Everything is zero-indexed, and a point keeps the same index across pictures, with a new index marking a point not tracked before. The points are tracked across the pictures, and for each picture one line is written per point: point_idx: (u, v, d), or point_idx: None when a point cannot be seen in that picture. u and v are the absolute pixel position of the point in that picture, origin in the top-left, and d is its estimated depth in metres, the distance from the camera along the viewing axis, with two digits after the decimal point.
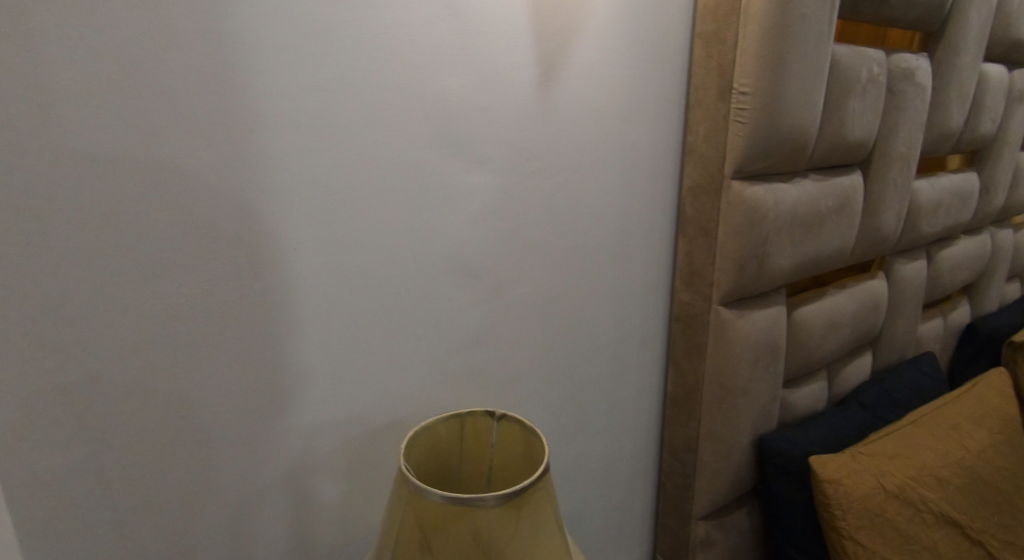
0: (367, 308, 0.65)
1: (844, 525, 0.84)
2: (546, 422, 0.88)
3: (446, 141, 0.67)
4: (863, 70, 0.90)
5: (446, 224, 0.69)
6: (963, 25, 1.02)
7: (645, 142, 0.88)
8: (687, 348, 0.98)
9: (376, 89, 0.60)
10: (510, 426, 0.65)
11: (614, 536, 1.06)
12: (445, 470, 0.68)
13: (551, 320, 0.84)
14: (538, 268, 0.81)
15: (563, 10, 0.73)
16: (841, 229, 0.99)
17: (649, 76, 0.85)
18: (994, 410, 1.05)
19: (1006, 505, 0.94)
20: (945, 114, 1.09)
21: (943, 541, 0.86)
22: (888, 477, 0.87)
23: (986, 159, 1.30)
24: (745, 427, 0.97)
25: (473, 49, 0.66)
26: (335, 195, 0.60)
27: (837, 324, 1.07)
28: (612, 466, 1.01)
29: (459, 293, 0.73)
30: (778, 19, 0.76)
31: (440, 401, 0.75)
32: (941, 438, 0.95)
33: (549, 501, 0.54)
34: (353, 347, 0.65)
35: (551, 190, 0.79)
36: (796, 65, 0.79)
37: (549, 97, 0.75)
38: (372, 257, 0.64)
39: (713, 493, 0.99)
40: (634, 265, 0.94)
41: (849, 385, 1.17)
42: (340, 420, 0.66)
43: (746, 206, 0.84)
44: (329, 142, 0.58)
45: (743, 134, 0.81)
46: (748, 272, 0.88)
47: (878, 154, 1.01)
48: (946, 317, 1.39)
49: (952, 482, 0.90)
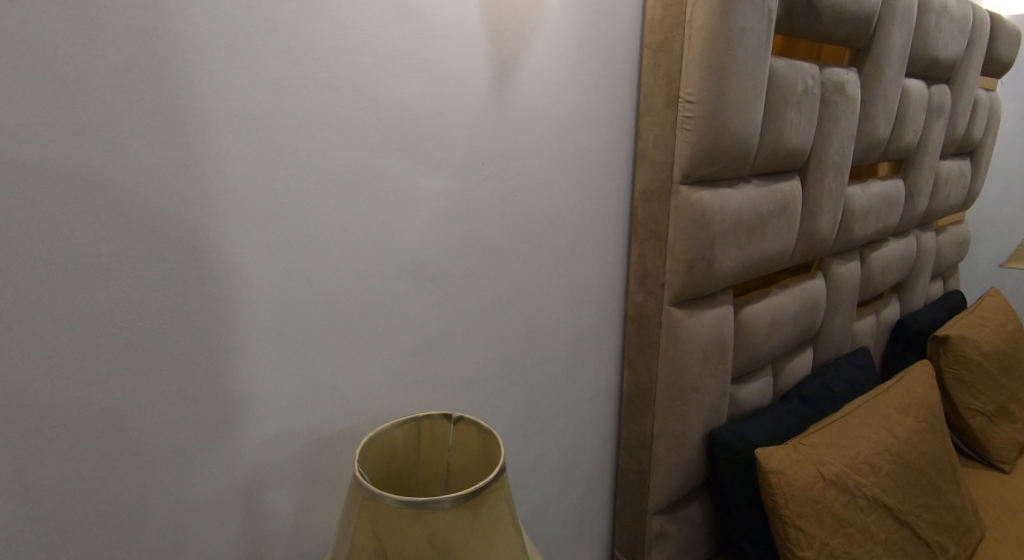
0: (321, 312, 0.64)
1: (787, 512, 0.88)
2: (505, 422, 0.89)
3: (400, 143, 0.66)
4: (799, 83, 0.96)
5: (401, 227, 0.69)
6: (887, 43, 1.10)
7: (598, 146, 0.91)
8: (642, 347, 1.01)
9: (327, 91, 0.59)
10: (467, 428, 0.65)
11: (573, 534, 1.07)
12: (401, 475, 0.67)
13: (509, 322, 0.85)
14: (496, 270, 0.81)
15: (516, 17, 0.74)
16: (782, 232, 1.04)
17: (602, 82, 0.88)
18: (920, 399, 1.13)
19: (931, 488, 1.01)
20: (872, 125, 1.17)
21: (875, 524, 0.92)
22: (825, 465, 0.92)
23: (911, 167, 1.40)
24: (696, 423, 1.00)
25: (427, 53, 0.67)
26: (286, 197, 0.59)
27: (780, 321, 1.13)
28: (570, 464, 1.02)
29: (415, 295, 0.73)
30: (720, 31, 0.79)
31: (397, 404, 0.74)
32: (872, 427, 1.02)
33: (505, 499, 0.55)
34: (306, 351, 0.64)
35: (507, 194, 0.80)
36: (738, 76, 0.83)
37: (503, 101, 0.76)
38: (325, 260, 0.63)
39: (667, 489, 1.02)
40: (590, 266, 0.96)
41: (791, 380, 1.23)
42: (295, 427, 0.65)
43: (694, 210, 0.88)
44: (279, 142, 0.57)
45: (690, 140, 0.84)
46: (697, 273, 0.91)
47: (814, 161, 1.07)
48: (878, 314, 1.49)
49: (883, 468, 0.97)
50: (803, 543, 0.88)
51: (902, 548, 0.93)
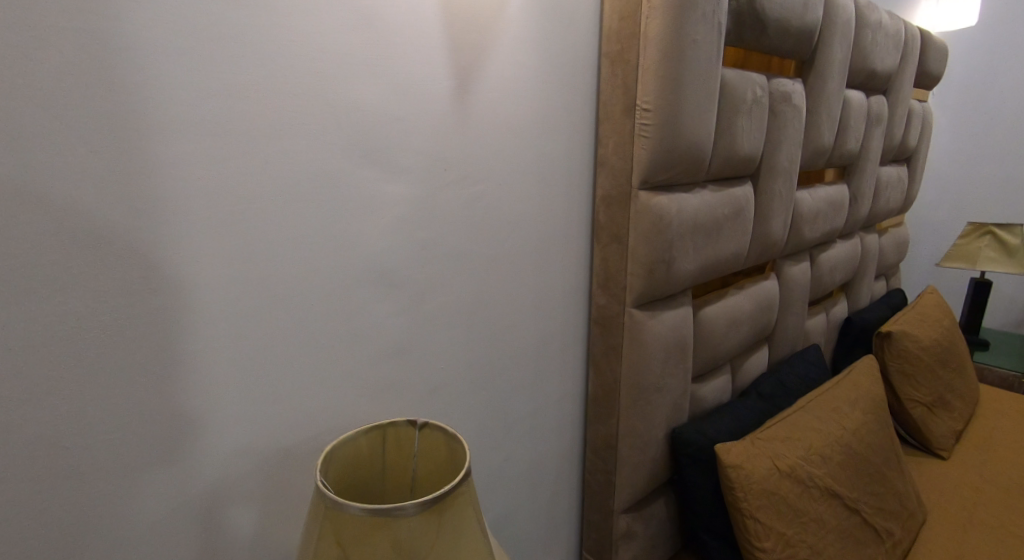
0: (280, 321, 0.63)
1: (746, 505, 0.91)
2: (471, 427, 0.89)
3: (361, 149, 0.66)
4: (748, 92, 1.00)
5: (363, 234, 0.69)
6: (828, 56, 1.16)
7: (560, 152, 0.93)
8: (605, 349, 1.03)
9: (284, 97, 0.59)
10: (433, 433, 0.65)
11: (542, 537, 1.08)
12: (366, 485, 0.66)
13: (474, 327, 0.86)
14: (460, 276, 0.82)
15: (475, 25, 0.75)
16: (736, 235, 1.08)
17: (562, 89, 0.90)
18: (866, 392, 1.19)
19: (877, 476, 1.07)
20: (817, 132, 1.23)
21: (827, 513, 0.96)
22: (780, 458, 0.96)
23: (854, 172, 1.48)
24: (659, 422, 1.03)
25: (387, 59, 0.67)
26: (242, 204, 0.57)
27: (737, 321, 1.17)
28: (537, 467, 1.03)
29: (379, 302, 0.72)
30: (673, 42, 0.82)
31: (362, 412, 0.74)
32: (823, 420, 1.07)
33: (472, 503, 0.55)
34: (265, 361, 0.63)
35: (470, 200, 0.80)
36: (691, 85, 0.86)
37: (465, 109, 0.77)
38: (285, 268, 0.62)
39: (633, 488, 1.03)
40: (554, 270, 0.97)
41: (748, 378, 1.27)
42: (254, 439, 0.63)
43: (652, 215, 0.90)
44: (235, 149, 0.56)
45: (648, 147, 0.87)
46: (657, 275, 0.94)
47: (764, 167, 1.12)
48: (828, 312, 1.56)
49: (833, 459, 1.01)
50: (761, 534, 0.91)
51: (852, 535, 0.98)
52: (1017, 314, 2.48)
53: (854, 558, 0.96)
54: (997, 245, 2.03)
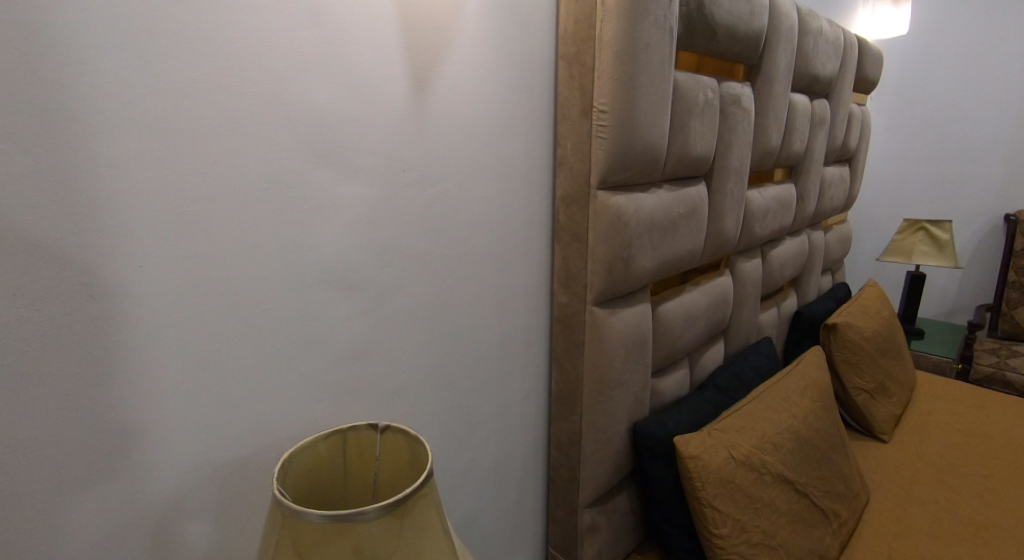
0: (234, 326, 0.61)
1: (704, 493, 0.95)
2: (434, 429, 0.89)
3: (316, 150, 0.65)
4: (700, 95, 1.03)
5: (319, 236, 0.68)
6: (774, 61, 1.22)
7: (520, 152, 0.93)
8: (567, 346, 1.04)
9: (233, 96, 0.57)
10: (394, 437, 0.65)
11: (507, 535, 1.09)
12: (326, 493, 0.65)
13: (435, 328, 0.85)
14: (420, 277, 0.81)
15: (432, 25, 0.75)
16: (691, 233, 1.12)
17: (520, 90, 0.91)
18: (814, 381, 1.26)
19: (824, 461, 1.12)
20: (766, 134, 1.28)
21: (779, 498, 1.01)
22: (735, 447, 1.00)
23: (801, 172, 1.55)
24: (620, 417, 1.05)
25: (341, 57, 0.66)
26: (190, 205, 0.56)
27: (694, 316, 1.21)
28: (502, 465, 1.04)
29: (337, 305, 0.71)
30: (627, 45, 0.84)
31: (321, 417, 0.72)
32: (774, 409, 1.12)
33: (434, 505, 0.55)
34: (219, 366, 0.61)
35: (429, 201, 0.80)
36: (645, 88, 0.89)
37: (423, 109, 0.77)
38: (237, 271, 0.61)
39: (596, 482, 1.05)
40: (515, 269, 0.98)
41: (704, 371, 1.31)
42: (208, 447, 0.61)
43: (610, 214, 0.92)
44: (181, 149, 0.54)
45: (605, 148, 0.89)
46: (616, 273, 0.96)
47: (717, 167, 1.16)
48: (779, 306, 1.63)
49: (783, 446, 1.06)
50: (717, 521, 0.94)
51: (802, 518, 1.03)
52: (949, 304, 2.66)
53: (803, 539, 1.01)
54: (930, 240, 2.17)
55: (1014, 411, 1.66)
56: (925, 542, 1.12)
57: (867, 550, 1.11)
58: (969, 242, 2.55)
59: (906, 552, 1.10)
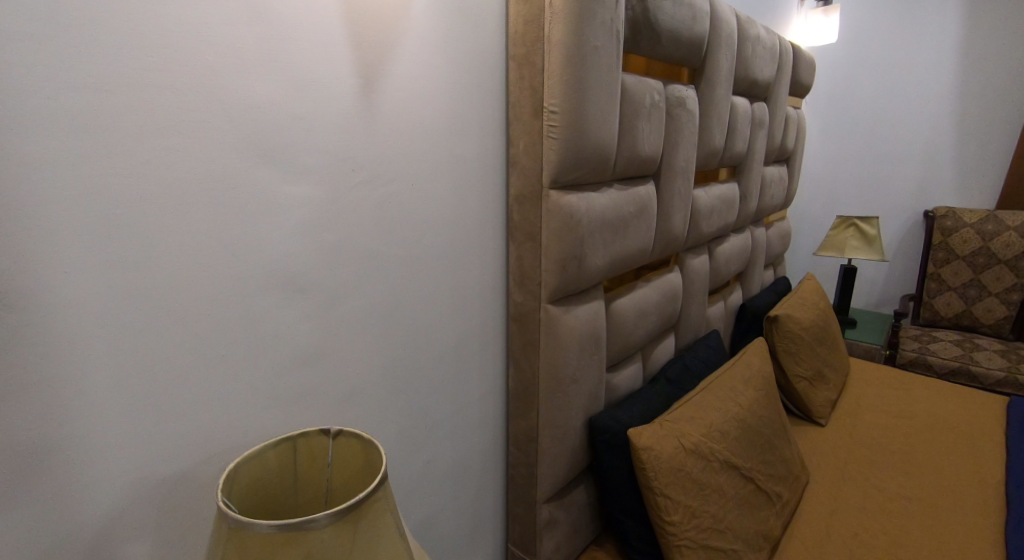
0: (172, 332, 0.59)
1: (657, 483, 0.98)
2: (390, 431, 0.88)
3: (259, 150, 0.63)
4: (647, 98, 1.06)
5: (264, 238, 0.65)
6: (715, 65, 1.27)
7: (472, 152, 0.93)
8: (523, 345, 1.05)
9: (165, 93, 0.55)
10: (347, 441, 0.64)
11: (466, 535, 1.09)
12: (275, 503, 0.63)
13: (389, 330, 0.84)
14: (372, 278, 0.80)
15: (379, 23, 0.74)
16: (641, 231, 1.15)
17: (471, 89, 0.91)
18: (758, 371, 1.32)
19: (768, 446, 1.18)
20: (710, 135, 1.33)
21: (726, 484, 1.05)
22: (685, 437, 1.04)
23: (743, 172, 1.62)
24: (576, 412, 1.07)
25: (283, 55, 0.64)
26: (121, 207, 0.53)
27: (646, 312, 1.24)
28: (459, 464, 1.04)
29: (285, 309, 0.69)
30: (575, 47, 0.86)
31: (270, 425, 0.70)
32: (721, 399, 1.17)
33: (389, 508, 0.54)
34: (156, 375, 0.58)
35: (380, 201, 0.79)
36: (593, 89, 0.91)
37: (371, 109, 0.75)
38: (176, 275, 0.58)
39: (553, 478, 1.07)
40: (470, 268, 0.98)
41: (656, 365, 1.35)
42: (147, 461, 0.58)
43: (563, 214, 0.93)
44: (107, 148, 0.52)
45: (556, 148, 0.90)
46: (569, 271, 0.97)
47: (664, 167, 1.20)
48: (725, 300, 1.70)
49: (730, 434, 1.11)
50: (669, 509, 0.98)
51: (747, 501, 1.07)
52: (878, 295, 2.85)
53: (749, 521, 1.06)
54: (860, 235, 2.32)
55: (935, 392, 1.79)
56: (858, 518, 1.20)
57: (807, 528, 1.17)
58: (895, 236, 2.74)
59: (843, 529, 1.17)
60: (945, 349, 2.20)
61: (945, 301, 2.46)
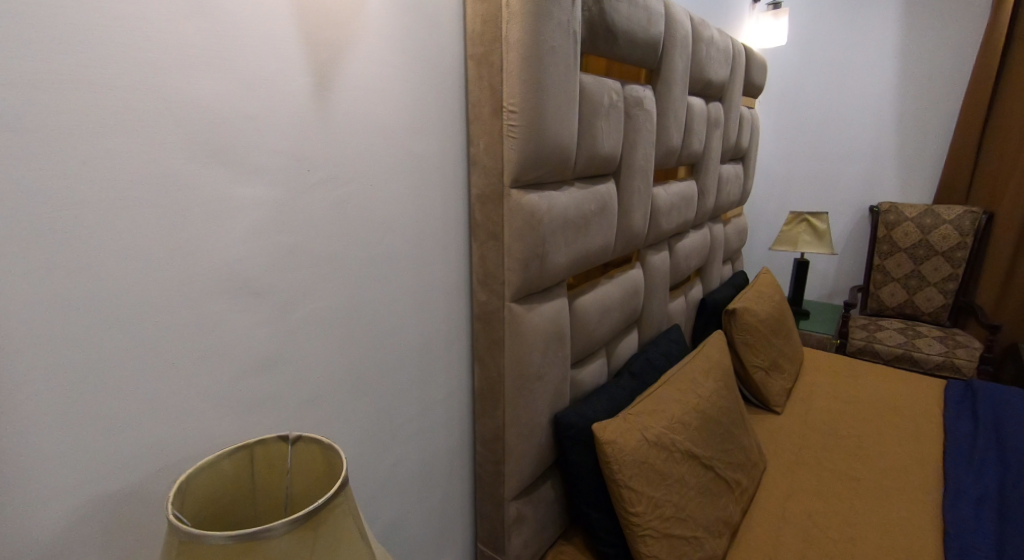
0: (118, 341, 0.56)
1: (621, 475, 1.00)
2: (353, 434, 0.87)
3: (209, 150, 0.61)
4: (605, 98, 1.08)
5: (215, 241, 0.63)
6: (670, 66, 1.30)
7: (432, 151, 0.93)
8: (487, 344, 1.05)
9: (104, 91, 0.52)
10: (307, 447, 0.63)
11: (434, 535, 1.08)
12: (231, 513, 0.62)
13: (350, 332, 0.83)
14: (331, 281, 0.79)
15: (332, 21, 0.73)
16: (602, 229, 1.16)
17: (430, 88, 0.90)
18: (717, 363, 1.36)
19: (727, 435, 1.22)
20: (667, 134, 1.36)
21: (688, 473, 1.08)
22: (647, 429, 1.06)
23: (701, 170, 1.66)
24: (541, 409, 1.08)
25: (233, 51, 0.62)
26: (59, 210, 0.51)
27: (609, 308, 1.26)
28: (425, 466, 1.03)
29: (240, 313, 0.68)
30: (532, 46, 0.86)
31: (228, 433, 0.68)
32: (682, 390, 1.20)
33: (350, 512, 0.54)
34: (103, 386, 0.56)
35: (337, 202, 0.78)
36: (552, 90, 0.91)
37: (326, 108, 0.74)
38: (120, 281, 0.56)
39: (520, 475, 1.07)
40: (432, 268, 0.98)
41: (619, 360, 1.38)
42: (94, 475, 0.56)
43: (524, 212, 0.94)
44: (42, 148, 0.49)
45: (516, 148, 0.91)
46: (532, 270, 0.98)
47: (624, 165, 1.22)
48: (686, 295, 1.75)
49: (690, 424, 1.14)
50: (634, 501, 1.00)
51: (708, 489, 1.11)
52: (830, 286, 2.98)
53: (709, 509, 1.09)
54: (811, 230, 2.41)
55: (882, 377, 1.89)
56: (812, 501, 1.25)
57: (765, 512, 1.22)
58: (843, 231, 2.87)
59: (798, 512, 1.22)
60: (890, 337, 2.32)
61: (890, 291, 2.60)
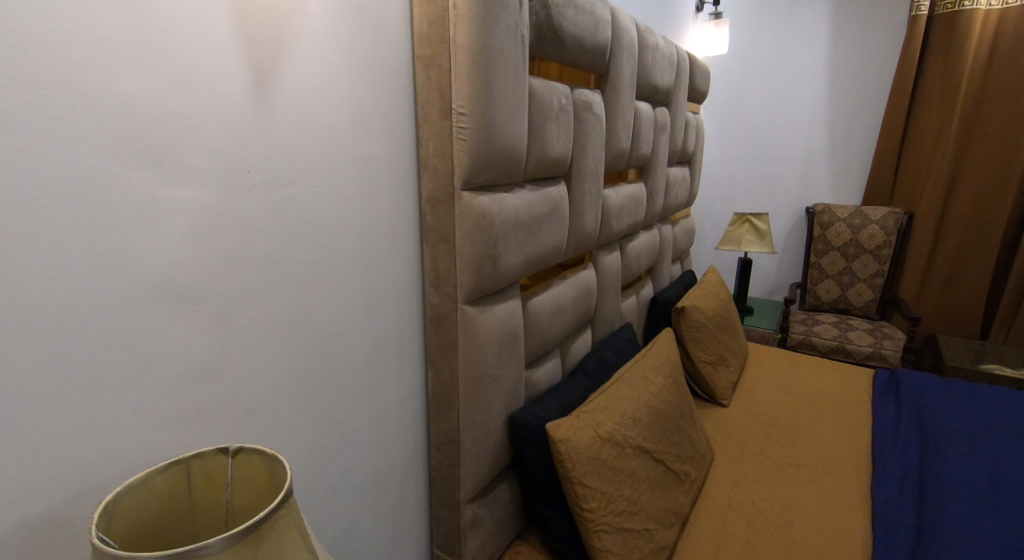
0: (36, 354, 0.53)
1: (575, 472, 1.02)
2: (301, 442, 0.84)
3: (135, 149, 0.58)
4: (554, 101, 1.10)
5: (144, 245, 0.60)
6: (618, 72, 1.33)
7: (381, 152, 0.92)
8: (440, 346, 1.05)
9: (11, 85, 0.48)
10: (247, 459, 0.60)
11: (388, 542, 1.07)
12: (167, 530, 0.59)
13: (297, 338, 0.81)
14: (274, 285, 0.76)
15: (271, 18, 0.71)
16: (554, 230, 1.18)
17: (377, 88, 0.89)
18: (666, 359, 1.40)
19: (676, 429, 1.26)
20: (615, 137, 1.39)
21: (639, 467, 1.11)
22: (600, 426, 1.08)
23: (649, 172, 1.71)
24: (496, 411, 1.08)
25: (163, 46, 0.59)
26: None
27: (562, 308, 1.28)
28: (378, 472, 1.01)
29: (175, 321, 0.64)
30: (480, 49, 0.87)
31: (164, 447, 0.65)
32: (633, 387, 1.23)
33: (296, 524, 0.52)
34: (19, 402, 0.52)
35: (279, 204, 0.75)
36: (501, 92, 0.92)
37: (265, 108, 0.72)
38: (39, 289, 0.52)
39: (476, 477, 1.07)
40: (382, 271, 0.96)
41: (573, 359, 1.40)
42: (9, 499, 0.52)
43: (475, 213, 0.94)
44: None
45: (465, 150, 0.90)
46: (484, 272, 0.98)
47: (574, 167, 1.24)
48: (637, 294, 1.79)
49: (641, 419, 1.17)
50: (587, 497, 1.02)
51: (659, 482, 1.14)
52: (771, 283, 3.13)
53: (660, 502, 1.12)
54: (753, 230, 2.53)
55: (818, 368, 2.00)
56: (757, 488, 1.31)
57: (713, 502, 1.27)
58: (783, 230, 3.02)
59: (743, 499, 1.27)
60: (826, 330, 2.46)
61: (825, 287, 2.75)
